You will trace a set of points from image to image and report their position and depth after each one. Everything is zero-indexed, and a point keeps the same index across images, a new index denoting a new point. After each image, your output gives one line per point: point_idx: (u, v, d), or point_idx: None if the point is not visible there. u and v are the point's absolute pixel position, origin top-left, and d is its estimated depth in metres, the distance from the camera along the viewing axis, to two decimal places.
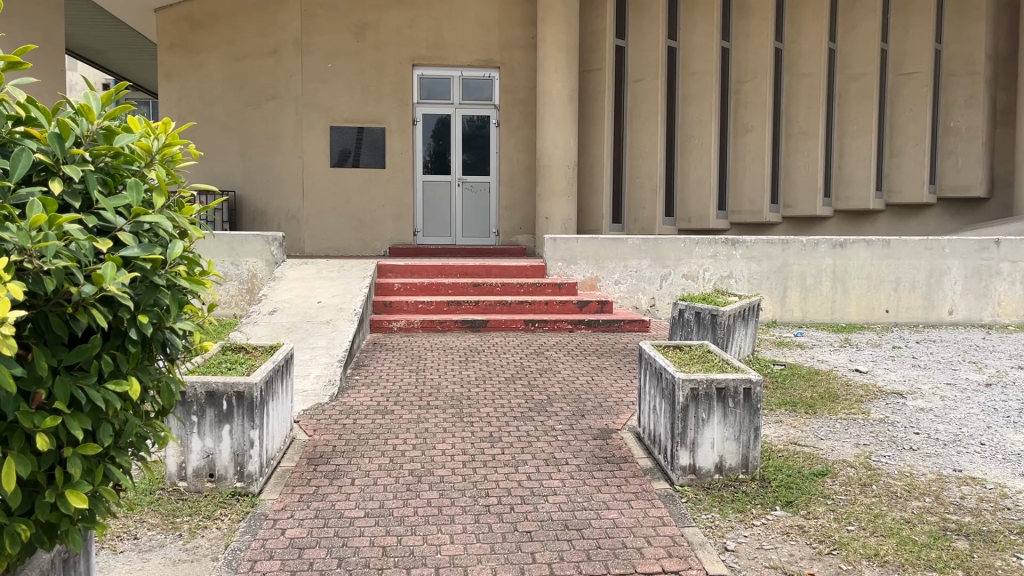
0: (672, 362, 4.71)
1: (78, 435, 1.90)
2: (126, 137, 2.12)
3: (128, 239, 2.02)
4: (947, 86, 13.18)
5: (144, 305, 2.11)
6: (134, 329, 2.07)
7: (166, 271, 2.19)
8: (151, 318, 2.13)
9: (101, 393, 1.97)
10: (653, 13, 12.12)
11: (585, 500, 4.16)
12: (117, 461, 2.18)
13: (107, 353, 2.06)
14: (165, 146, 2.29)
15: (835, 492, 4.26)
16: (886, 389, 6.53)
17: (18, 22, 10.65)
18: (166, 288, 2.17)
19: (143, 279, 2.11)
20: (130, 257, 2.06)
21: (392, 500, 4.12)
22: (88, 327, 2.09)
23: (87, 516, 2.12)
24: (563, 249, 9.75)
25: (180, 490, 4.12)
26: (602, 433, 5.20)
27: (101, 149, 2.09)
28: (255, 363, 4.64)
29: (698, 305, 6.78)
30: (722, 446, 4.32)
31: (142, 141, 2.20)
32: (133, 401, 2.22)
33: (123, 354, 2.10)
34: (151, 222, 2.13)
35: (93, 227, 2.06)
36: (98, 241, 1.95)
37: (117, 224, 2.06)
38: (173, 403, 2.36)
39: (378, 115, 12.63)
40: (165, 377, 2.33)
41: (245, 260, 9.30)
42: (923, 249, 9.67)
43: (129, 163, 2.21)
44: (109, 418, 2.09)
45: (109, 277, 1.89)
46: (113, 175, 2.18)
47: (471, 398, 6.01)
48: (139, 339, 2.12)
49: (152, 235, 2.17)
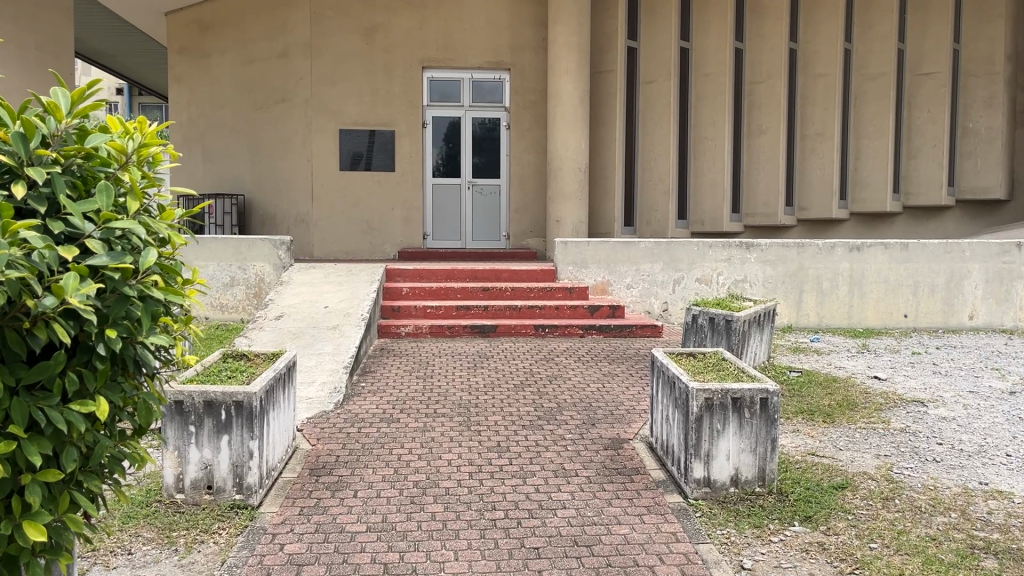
0: (685, 370, 4.55)
1: (35, 460, 1.84)
2: (98, 137, 2.06)
3: (96, 247, 1.95)
4: (966, 87, 12.95)
5: (114, 318, 2.03)
6: (102, 344, 1.99)
7: (139, 282, 2.11)
8: (121, 331, 2.05)
9: (61, 414, 1.91)
10: (666, 14, 11.97)
11: (595, 514, 4.01)
12: (87, 485, 2.11)
13: (72, 369, 1.99)
14: (143, 145, 2.22)
15: (856, 507, 4.10)
16: (907, 397, 6.35)
17: (28, 24, 10.61)
18: (139, 299, 2.10)
19: (113, 290, 2.03)
20: (98, 266, 1.98)
21: (395, 513, 3.99)
22: (55, 342, 2.03)
23: (52, 547, 2.06)
24: (573, 252, 9.57)
25: (178, 502, 4.00)
26: (613, 443, 5.05)
27: (70, 149, 2.01)
28: (255, 370, 4.52)
29: (712, 310, 6.61)
30: (737, 458, 4.16)
31: (116, 141, 2.13)
32: (104, 420, 2.15)
33: (90, 371, 2.03)
34: (123, 228, 2.04)
35: (60, 234, 1.97)
36: (61, 250, 1.88)
37: (85, 231, 1.98)
38: (151, 421, 2.27)
39: (388, 118, 12.53)
40: (143, 394, 2.26)
41: (252, 264, 9.21)
42: (942, 253, 9.47)
43: (102, 165, 2.14)
44: (74, 441, 2.02)
45: (70, 289, 1.82)
46: (85, 178, 2.11)
47: (479, 406, 5.87)
48: (108, 356, 2.04)
49: (125, 243, 2.09)
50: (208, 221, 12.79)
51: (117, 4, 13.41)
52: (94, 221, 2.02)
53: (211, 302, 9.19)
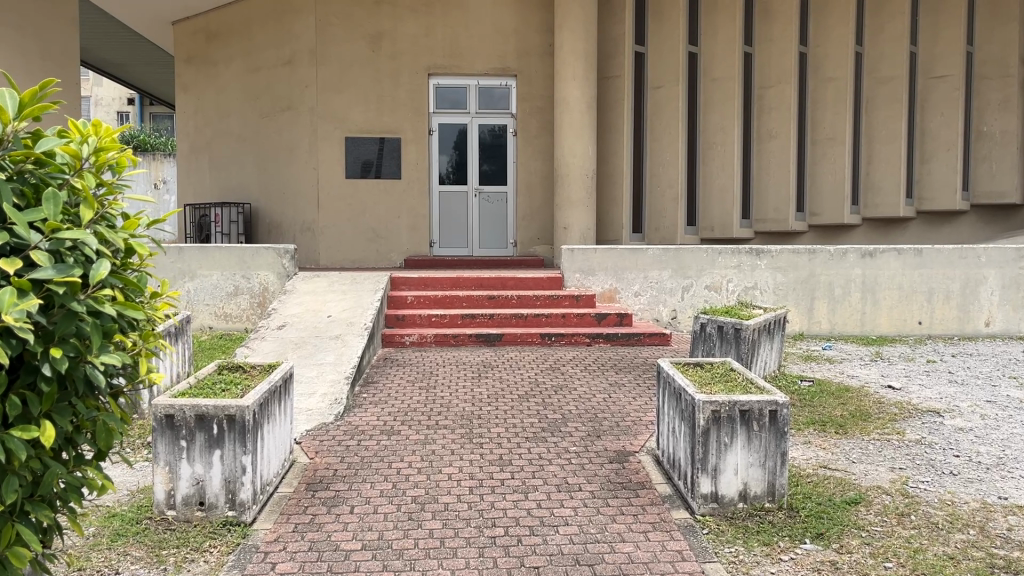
0: (692, 381, 4.41)
1: None
2: (47, 142, 2.13)
3: (41, 259, 1.97)
4: (980, 90, 12.75)
5: (61, 336, 2.05)
6: (48, 365, 2.01)
7: (90, 297, 2.13)
8: (68, 350, 2.07)
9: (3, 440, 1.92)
10: (673, 19, 11.85)
11: (599, 532, 3.87)
12: (36, 514, 2.13)
13: (16, 392, 2.01)
14: (97, 149, 2.31)
15: (871, 523, 3.95)
16: (922, 407, 6.18)
17: (33, 33, 10.60)
18: (89, 315, 2.12)
19: (60, 306, 2.05)
20: (44, 279, 2.00)
21: (392, 530, 3.86)
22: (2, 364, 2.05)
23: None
24: (580, 260, 9.44)
25: (169, 519, 3.89)
26: (617, 456, 4.91)
27: (17, 153, 2.09)
28: (251, 383, 4.41)
29: (720, 319, 6.47)
30: (746, 473, 4.01)
31: (67, 147, 2.22)
32: (54, 445, 2.16)
33: (36, 393, 2.04)
34: (72, 239, 2.07)
35: (6, 245, 2.00)
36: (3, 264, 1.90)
37: (31, 241, 2.01)
38: (110, 444, 2.31)
39: (394, 125, 12.44)
40: (101, 417, 2.28)
41: (256, 273, 9.13)
42: (956, 259, 9.29)
43: (56, 172, 2.22)
44: (19, 467, 2.03)
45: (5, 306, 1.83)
46: (37, 185, 2.17)
47: (482, 417, 5.74)
48: (54, 377, 2.05)
49: (75, 254, 2.12)
50: (214, 230, 12.62)
51: (124, 13, 13.43)
52: (42, 234, 2.06)
53: (215, 312, 9.12)
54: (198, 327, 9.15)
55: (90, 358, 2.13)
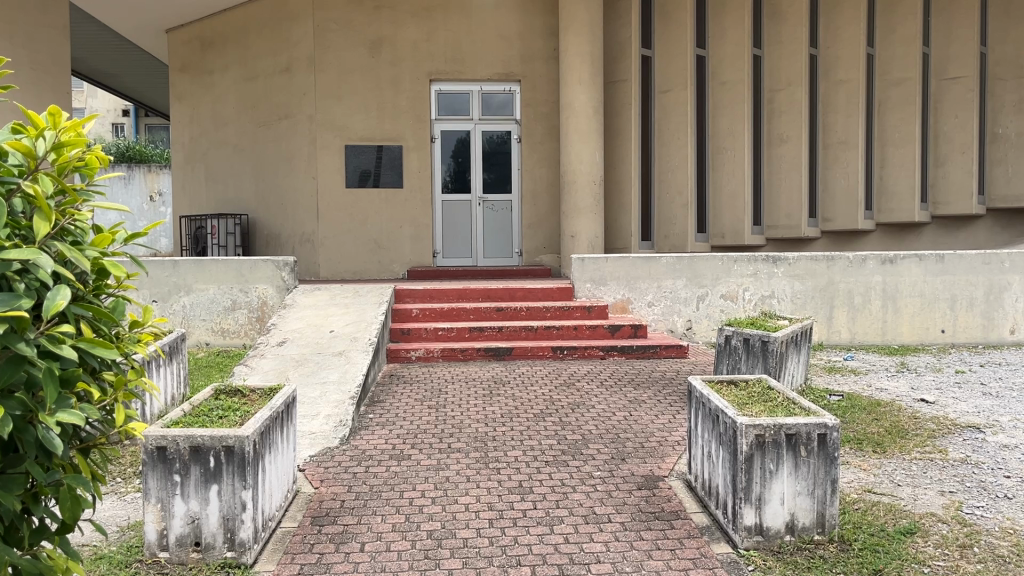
0: (729, 402, 4.07)
1: None
2: None
3: None
4: (995, 91, 12.46)
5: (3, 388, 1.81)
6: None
7: (41, 335, 1.89)
8: (14, 407, 1.82)
9: None
10: (681, 21, 11.56)
11: (635, 570, 3.52)
12: None
13: None
14: (57, 147, 2.08)
15: (932, 557, 3.59)
16: (960, 422, 5.84)
17: (24, 42, 10.30)
18: (41, 360, 1.87)
19: (6, 347, 1.81)
20: None
21: (407, 571, 3.51)
22: None
23: None
24: (591, 269, 9.07)
25: (161, 562, 3.54)
26: (646, 482, 4.57)
27: None
28: (251, 409, 4.06)
29: (746, 331, 6.13)
30: (793, 502, 3.67)
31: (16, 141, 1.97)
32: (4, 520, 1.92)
33: None
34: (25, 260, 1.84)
35: None
36: None
37: None
38: (76, 516, 2.07)
39: (395, 133, 12.10)
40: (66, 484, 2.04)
41: (255, 287, 8.79)
42: (980, 264, 8.96)
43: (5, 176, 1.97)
44: None
45: None
46: None
47: (498, 439, 5.39)
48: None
49: (27, 279, 1.88)
50: (211, 242, 12.49)
51: (119, 22, 13.19)
52: None
53: (212, 327, 8.79)
54: (195, 343, 8.81)
55: (43, 415, 1.87)
